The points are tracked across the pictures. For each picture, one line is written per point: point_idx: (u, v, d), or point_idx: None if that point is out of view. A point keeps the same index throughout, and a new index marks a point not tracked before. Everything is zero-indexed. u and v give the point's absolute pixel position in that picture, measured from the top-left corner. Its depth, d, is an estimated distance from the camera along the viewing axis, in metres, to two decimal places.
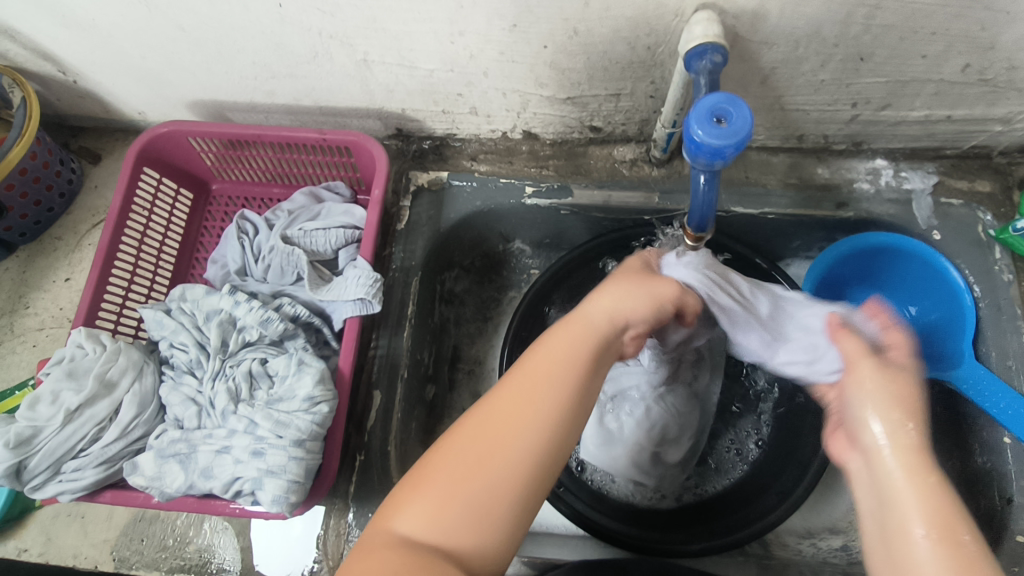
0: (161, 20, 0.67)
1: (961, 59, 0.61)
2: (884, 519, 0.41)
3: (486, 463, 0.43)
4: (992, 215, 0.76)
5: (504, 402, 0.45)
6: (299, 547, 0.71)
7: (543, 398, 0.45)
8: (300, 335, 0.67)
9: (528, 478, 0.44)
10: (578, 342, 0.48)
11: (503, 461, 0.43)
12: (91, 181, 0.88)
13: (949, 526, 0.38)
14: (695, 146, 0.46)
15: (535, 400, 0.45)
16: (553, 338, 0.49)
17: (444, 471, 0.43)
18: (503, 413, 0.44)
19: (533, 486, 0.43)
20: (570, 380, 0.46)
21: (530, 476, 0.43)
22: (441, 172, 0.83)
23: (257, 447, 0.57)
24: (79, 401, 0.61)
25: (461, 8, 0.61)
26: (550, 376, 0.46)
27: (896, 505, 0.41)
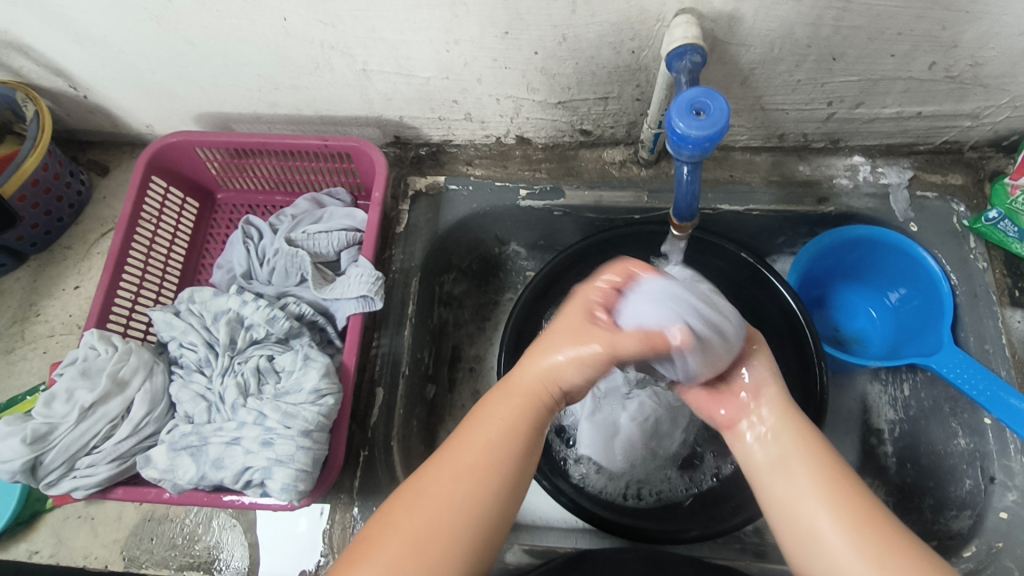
0: (170, 35, 0.70)
1: (927, 57, 0.65)
2: (796, 525, 0.48)
3: (445, 510, 0.47)
4: (965, 206, 0.80)
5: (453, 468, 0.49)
6: (305, 543, 0.72)
7: (484, 475, 0.49)
8: (306, 333, 0.69)
9: (485, 522, 0.48)
10: (512, 413, 0.51)
11: (457, 516, 0.47)
12: (99, 193, 0.91)
13: (862, 517, 0.46)
14: (677, 138, 0.50)
15: (477, 471, 0.49)
16: (489, 412, 0.51)
17: (408, 520, 0.47)
18: (456, 470, 0.49)
19: (481, 533, 0.48)
20: (506, 464, 0.50)
21: (479, 523, 0.48)
22: (438, 177, 0.87)
23: (266, 438, 0.59)
24: (93, 399, 0.63)
25: (455, 17, 0.64)
26: (488, 457, 0.49)
27: (806, 504, 0.48)
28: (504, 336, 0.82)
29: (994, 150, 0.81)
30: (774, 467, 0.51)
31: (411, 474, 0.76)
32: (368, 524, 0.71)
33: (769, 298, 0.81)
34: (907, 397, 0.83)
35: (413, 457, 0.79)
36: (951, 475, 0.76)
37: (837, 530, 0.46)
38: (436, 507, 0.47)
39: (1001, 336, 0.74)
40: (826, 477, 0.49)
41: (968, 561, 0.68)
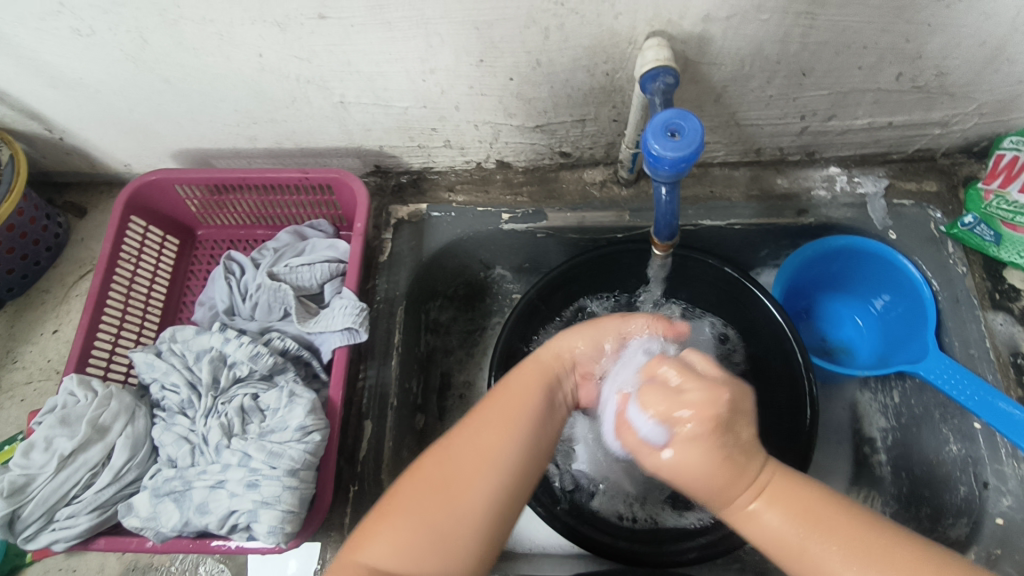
0: (145, 75, 0.70)
1: (894, 69, 0.67)
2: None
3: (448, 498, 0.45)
4: (941, 212, 0.81)
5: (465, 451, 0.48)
6: None
7: (501, 440, 0.49)
8: (290, 369, 0.68)
9: (504, 503, 0.47)
10: (533, 382, 0.54)
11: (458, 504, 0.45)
12: (77, 234, 0.90)
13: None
14: (654, 160, 0.50)
15: (495, 441, 0.48)
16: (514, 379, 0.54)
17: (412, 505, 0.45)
18: (461, 461, 0.47)
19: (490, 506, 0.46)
20: (523, 429, 0.50)
21: (484, 495, 0.46)
22: (420, 204, 0.87)
23: (251, 479, 0.58)
24: (72, 447, 0.62)
25: (430, 47, 0.65)
26: (509, 423, 0.50)
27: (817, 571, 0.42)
28: (492, 362, 0.82)
29: (966, 156, 0.82)
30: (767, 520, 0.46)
31: None
32: None
33: (754, 313, 0.81)
34: (897, 405, 0.84)
35: None
36: (946, 482, 0.76)
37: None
38: (447, 485, 0.46)
39: (984, 339, 0.75)
40: (810, 503, 0.44)
41: None
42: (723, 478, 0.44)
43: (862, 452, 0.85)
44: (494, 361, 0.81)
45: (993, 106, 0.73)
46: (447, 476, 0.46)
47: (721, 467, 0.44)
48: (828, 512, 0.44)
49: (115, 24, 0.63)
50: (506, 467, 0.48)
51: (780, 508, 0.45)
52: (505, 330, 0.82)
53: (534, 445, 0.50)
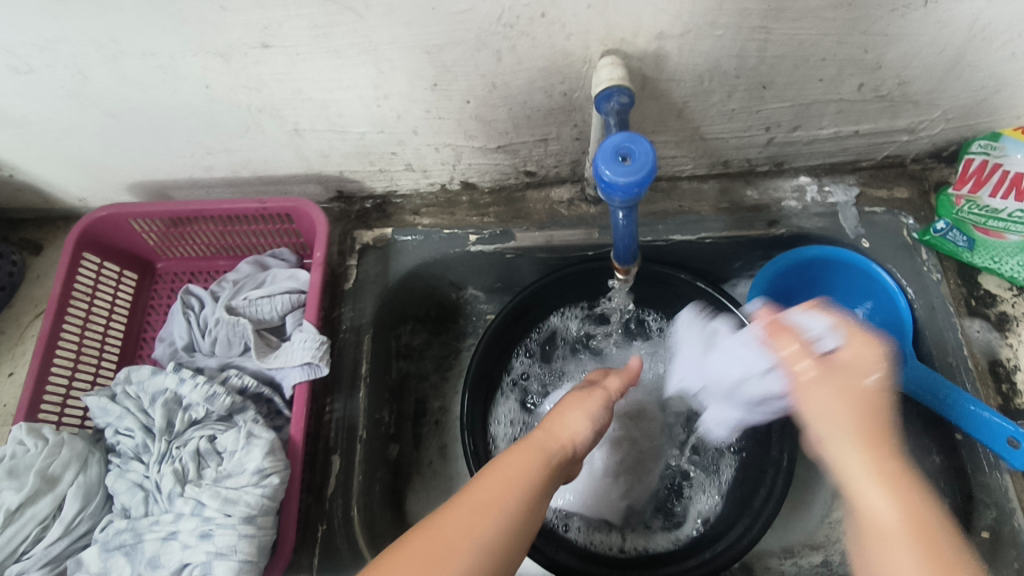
0: (90, 109, 0.68)
1: (855, 80, 0.65)
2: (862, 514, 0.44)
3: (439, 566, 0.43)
4: (913, 219, 0.80)
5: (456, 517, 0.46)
6: None
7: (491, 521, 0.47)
8: (250, 408, 0.66)
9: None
10: (529, 466, 0.51)
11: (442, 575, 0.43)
12: (34, 272, 0.88)
13: (930, 539, 0.42)
14: (606, 185, 0.48)
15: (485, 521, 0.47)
16: (510, 461, 0.51)
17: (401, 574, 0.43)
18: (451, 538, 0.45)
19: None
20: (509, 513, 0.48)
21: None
22: (385, 229, 0.85)
23: (205, 529, 0.56)
24: (20, 500, 0.59)
25: (381, 73, 0.63)
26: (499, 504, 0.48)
27: (879, 514, 0.43)
28: (463, 389, 0.80)
29: (936, 161, 0.81)
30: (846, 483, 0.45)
31: (375, 544, 0.72)
32: None
33: None
34: None
35: (377, 524, 0.75)
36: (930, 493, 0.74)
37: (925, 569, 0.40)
38: (451, 552, 0.44)
39: (962, 347, 0.73)
40: (894, 476, 0.44)
41: None
42: (858, 411, 0.46)
43: None
44: (466, 386, 0.79)
45: (958, 112, 0.72)
46: (449, 545, 0.45)
47: (869, 411, 0.46)
48: (936, 541, 0.42)
49: (52, 61, 0.61)
50: (508, 524, 0.47)
51: (898, 492, 0.43)
52: (476, 355, 0.80)
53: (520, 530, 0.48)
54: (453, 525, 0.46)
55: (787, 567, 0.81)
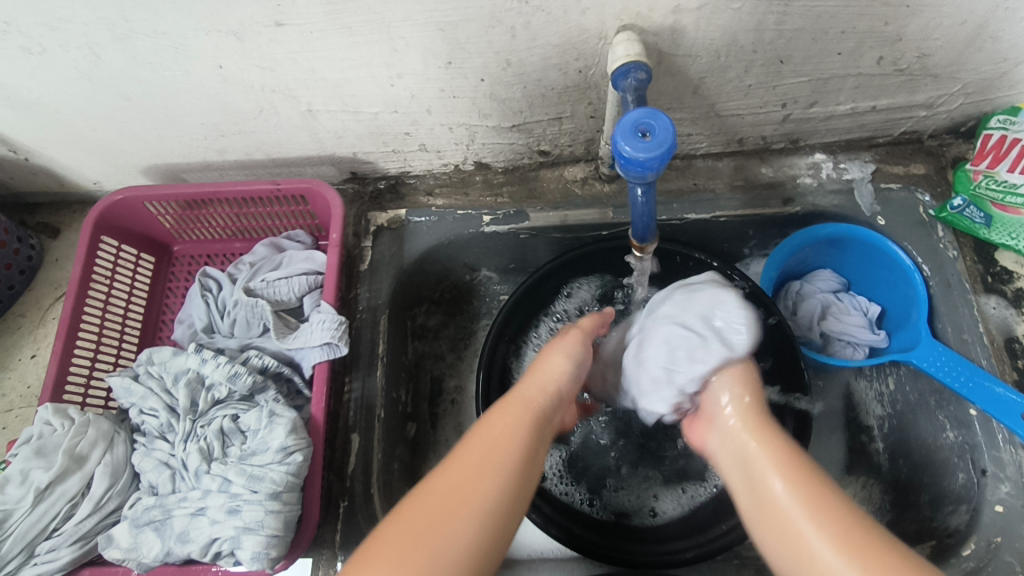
0: (106, 92, 0.68)
1: (874, 53, 0.65)
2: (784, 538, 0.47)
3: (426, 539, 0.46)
4: (930, 195, 0.79)
5: (437, 496, 0.49)
6: None
7: (483, 485, 0.50)
8: (271, 387, 0.67)
9: (493, 547, 0.48)
10: (519, 421, 0.56)
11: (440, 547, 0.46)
12: (51, 255, 0.88)
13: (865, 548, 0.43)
14: (626, 162, 0.48)
15: (475, 488, 0.49)
16: (494, 421, 0.56)
17: (387, 549, 0.46)
18: (421, 511, 0.48)
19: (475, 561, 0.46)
20: (508, 473, 0.51)
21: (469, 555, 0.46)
22: (399, 210, 0.85)
23: (232, 505, 0.57)
24: (49, 478, 0.60)
25: (395, 51, 0.63)
26: (481, 470, 0.51)
27: (810, 537, 0.46)
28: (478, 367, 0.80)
29: (954, 137, 0.81)
30: (759, 480, 0.52)
31: None
32: None
33: None
34: (892, 392, 0.83)
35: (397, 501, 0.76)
36: (944, 467, 0.74)
37: (837, 558, 0.44)
38: (463, 493, 0.49)
39: (978, 325, 0.73)
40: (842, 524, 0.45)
41: (969, 560, 0.66)
42: (783, 469, 0.51)
43: (859, 442, 0.85)
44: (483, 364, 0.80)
45: (978, 85, 0.71)
46: (463, 487, 0.49)
47: (795, 465, 0.51)
48: (821, 502, 0.47)
49: (67, 42, 0.61)
50: (497, 494, 0.50)
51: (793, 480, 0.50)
52: (491, 334, 0.82)
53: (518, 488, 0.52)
54: (468, 460, 0.51)
55: None
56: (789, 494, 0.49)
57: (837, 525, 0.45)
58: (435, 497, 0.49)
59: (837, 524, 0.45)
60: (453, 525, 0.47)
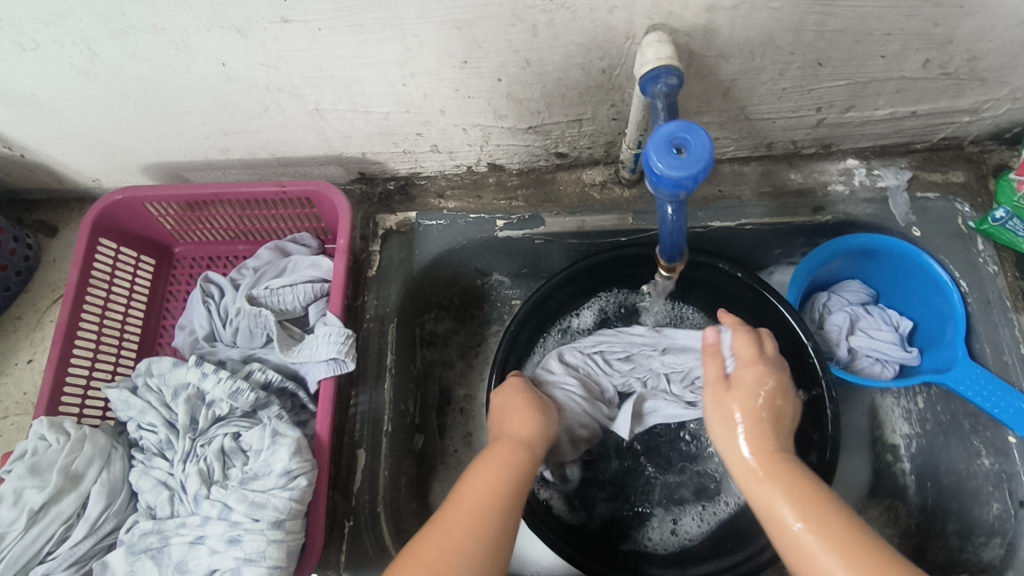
0: (102, 88, 0.64)
1: (920, 56, 0.60)
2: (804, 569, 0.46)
3: None
4: (970, 205, 0.75)
5: (436, 543, 0.49)
6: None
7: (465, 540, 0.49)
8: (274, 403, 0.64)
9: None
10: (490, 481, 0.55)
11: None
12: (49, 255, 0.85)
13: None
14: (656, 178, 0.44)
15: (459, 543, 0.49)
16: (467, 484, 0.55)
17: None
18: (443, 544, 0.49)
19: None
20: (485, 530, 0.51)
21: None
22: (409, 212, 0.81)
23: (233, 534, 0.54)
24: (43, 499, 0.58)
25: (408, 49, 0.59)
26: (466, 528, 0.50)
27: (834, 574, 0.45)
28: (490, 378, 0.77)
29: (996, 143, 0.76)
30: (767, 509, 0.51)
31: (402, 539, 0.71)
32: None
33: (768, 318, 0.76)
34: (922, 410, 0.79)
35: (403, 518, 0.74)
36: (975, 496, 0.71)
37: None
38: (443, 548, 0.49)
39: (1019, 345, 0.70)
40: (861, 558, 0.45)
41: None
42: (796, 494, 0.50)
43: (884, 460, 0.82)
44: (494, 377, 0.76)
45: None
46: (445, 541, 0.49)
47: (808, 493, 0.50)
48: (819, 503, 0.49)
49: (59, 37, 0.57)
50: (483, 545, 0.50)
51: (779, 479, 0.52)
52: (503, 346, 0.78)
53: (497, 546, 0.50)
54: (450, 519, 0.51)
55: None
56: (786, 502, 0.50)
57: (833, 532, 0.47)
58: (434, 543, 0.49)
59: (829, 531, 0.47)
60: (453, 548, 0.49)
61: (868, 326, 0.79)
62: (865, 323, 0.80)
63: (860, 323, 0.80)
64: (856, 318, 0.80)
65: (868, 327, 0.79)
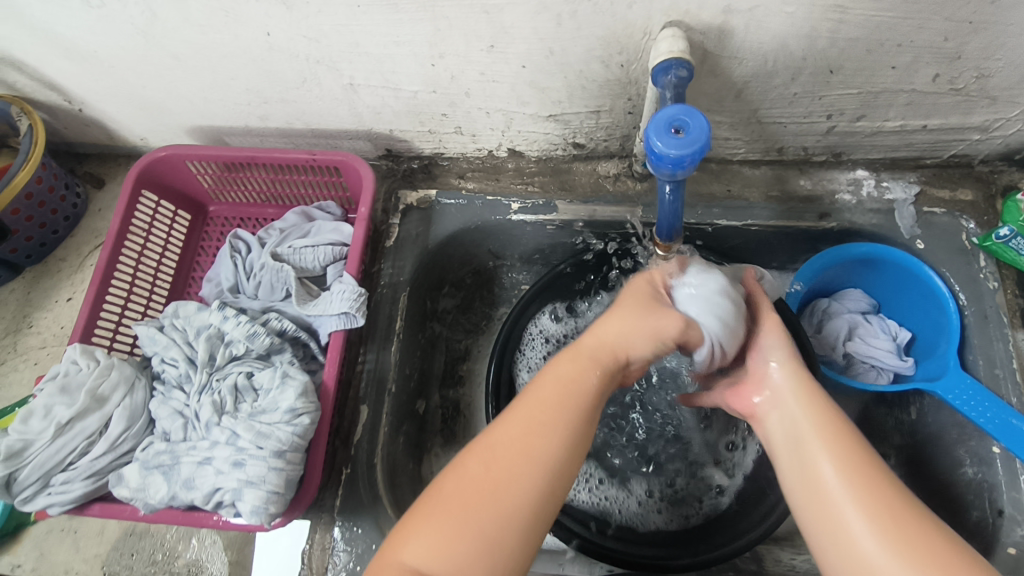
0: (159, 50, 0.70)
1: (930, 69, 0.63)
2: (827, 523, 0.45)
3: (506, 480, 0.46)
4: (975, 223, 0.76)
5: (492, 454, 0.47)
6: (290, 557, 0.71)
7: (539, 451, 0.47)
8: (287, 349, 0.69)
9: (532, 531, 0.46)
10: (558, 403, 0.49)
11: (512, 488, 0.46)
12: (95, 205, 0.92)
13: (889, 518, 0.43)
14: (656, 158, 0.48)
15: (527, 463, 0.47)
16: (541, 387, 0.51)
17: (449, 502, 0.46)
18: (503, 447, 0.47)
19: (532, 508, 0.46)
20: (533, 471, 0.46)
21: (534, 507, 0.46)
22: (429, 190, 0.85)
23: (238, 458, 0.59)
24: (70, 414, 0.63)
25: (439, 31, 0.63)
26: (527, 450, 0.47)
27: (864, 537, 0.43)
28: (493, 353, 0.81)
29: (1006, 164, 0.78)
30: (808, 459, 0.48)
31: (395, 493, 0.74)
32: (348, 545, 0.69)
33: None
34: (913, 422, 0.78)
35: (398, 475, 0.76)
36: (959, 504, 0.71)
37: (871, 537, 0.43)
38: (503, 480, 0.46)
39: (1012, 359, 0.71)
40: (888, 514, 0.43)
41: None
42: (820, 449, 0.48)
43: None
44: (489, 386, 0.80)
45: None
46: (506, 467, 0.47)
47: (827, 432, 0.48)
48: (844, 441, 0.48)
49: None
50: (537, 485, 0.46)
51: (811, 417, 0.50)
52: (494, 360, 0.81)
53: (549, 489, 0.47)
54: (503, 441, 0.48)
55: (799, 562, 0.73)
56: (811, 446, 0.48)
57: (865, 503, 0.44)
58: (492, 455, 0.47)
59: (865, 488, 0.45)
60: (496, 484, 0.46)
61: (866, 332, 0.80)
62: (862, 327, 0.81)
63: (860, 328, 0.81)
64: (856, 322, 0.81)
65: (865, 331, 0.80)
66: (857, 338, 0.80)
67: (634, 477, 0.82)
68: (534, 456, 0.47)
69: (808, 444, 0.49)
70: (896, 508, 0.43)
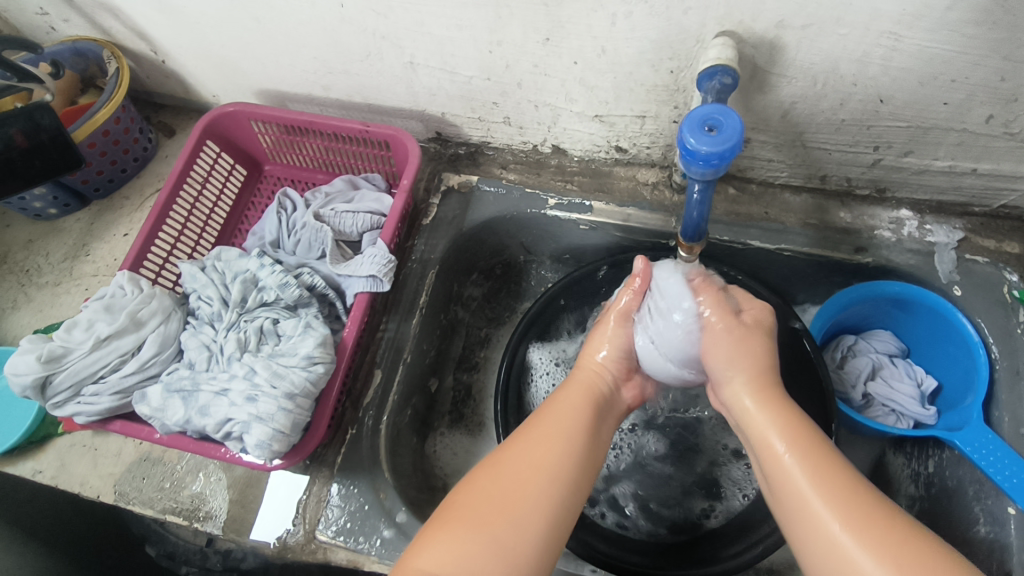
0: (240, 12, 0.75)
1: (984, 109, 0.62)
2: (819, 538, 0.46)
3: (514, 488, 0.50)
4: (1018, 276, 0.73)
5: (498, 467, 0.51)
6: (283, 507, 0.72)
7: (544, 471, 0.51)
8: (314, 304, 0.72)
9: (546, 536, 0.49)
10: (558, 427, 0.55)
11: (525, 496, 0.49)
12: (163, 152, 0.99)
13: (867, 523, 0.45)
14: (688, 154, 0.49)
15: (534, 480, 0.51)
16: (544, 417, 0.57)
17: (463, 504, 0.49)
18: (516, 464, 0.51)
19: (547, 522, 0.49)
20: (544, 481, 0.51)
21: (550, 518, 0.49)
22: (471, 176, 0.88)
23: (252, 393, 0.62)
24: (110, 332, 0.67)
25: (499, 18, 0.66)
26: (536, 464, 0.52)
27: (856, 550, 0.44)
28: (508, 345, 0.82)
29: None
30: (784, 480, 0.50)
31: (395, 461, 0.76)
32: (343, 501, 0.71)
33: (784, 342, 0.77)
34: (930, 474, 0.76)
35: (400, 445, 0.78)
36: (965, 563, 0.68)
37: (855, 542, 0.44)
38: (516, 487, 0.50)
39: None
40: (869, 518, 0.45)
41: None
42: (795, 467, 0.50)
43: None
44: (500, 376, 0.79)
45: None
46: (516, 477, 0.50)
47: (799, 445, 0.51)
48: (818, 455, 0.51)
49: None
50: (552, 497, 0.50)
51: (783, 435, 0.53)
52: (506, 356, 0.81)
53: (559, 501, 0.51)
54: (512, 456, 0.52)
55: None
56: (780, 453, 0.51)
57: (845, 508, 0.46)
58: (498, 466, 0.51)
59: (844, 496, 0.47)
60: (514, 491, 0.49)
61: (889, 375, 0.79)
62: (885, 370, 0.80)
63: (884, 370, 0.80)
64: (880, 363, 0.80)
65: (887, 374, 0.80)
66: (880, 380, 0.79)
67: (631, 488, 0.81)
68: (544, 475, 0.51)
69: (783, 457, 0.51)
70: (874, 513, 0.45)
